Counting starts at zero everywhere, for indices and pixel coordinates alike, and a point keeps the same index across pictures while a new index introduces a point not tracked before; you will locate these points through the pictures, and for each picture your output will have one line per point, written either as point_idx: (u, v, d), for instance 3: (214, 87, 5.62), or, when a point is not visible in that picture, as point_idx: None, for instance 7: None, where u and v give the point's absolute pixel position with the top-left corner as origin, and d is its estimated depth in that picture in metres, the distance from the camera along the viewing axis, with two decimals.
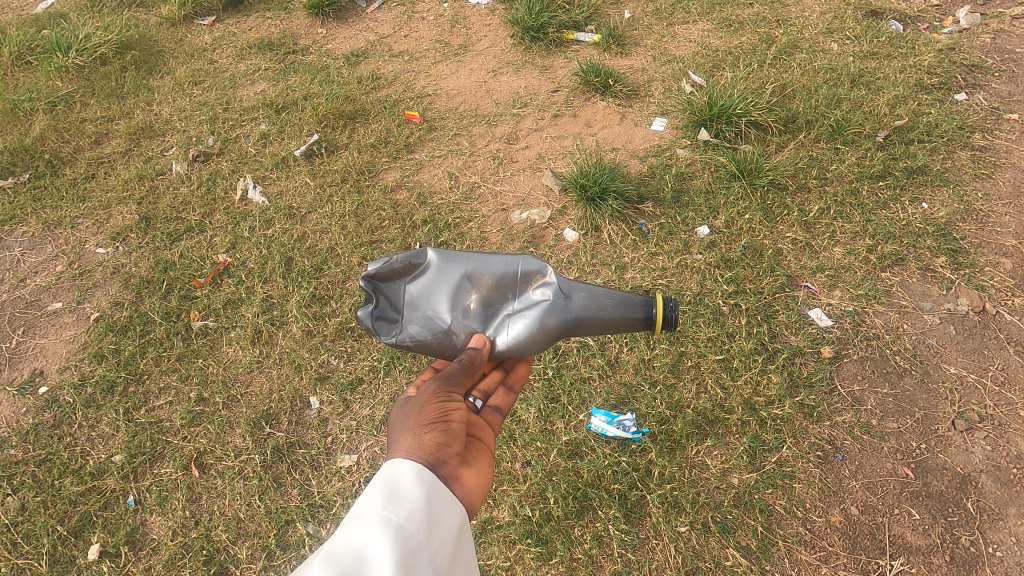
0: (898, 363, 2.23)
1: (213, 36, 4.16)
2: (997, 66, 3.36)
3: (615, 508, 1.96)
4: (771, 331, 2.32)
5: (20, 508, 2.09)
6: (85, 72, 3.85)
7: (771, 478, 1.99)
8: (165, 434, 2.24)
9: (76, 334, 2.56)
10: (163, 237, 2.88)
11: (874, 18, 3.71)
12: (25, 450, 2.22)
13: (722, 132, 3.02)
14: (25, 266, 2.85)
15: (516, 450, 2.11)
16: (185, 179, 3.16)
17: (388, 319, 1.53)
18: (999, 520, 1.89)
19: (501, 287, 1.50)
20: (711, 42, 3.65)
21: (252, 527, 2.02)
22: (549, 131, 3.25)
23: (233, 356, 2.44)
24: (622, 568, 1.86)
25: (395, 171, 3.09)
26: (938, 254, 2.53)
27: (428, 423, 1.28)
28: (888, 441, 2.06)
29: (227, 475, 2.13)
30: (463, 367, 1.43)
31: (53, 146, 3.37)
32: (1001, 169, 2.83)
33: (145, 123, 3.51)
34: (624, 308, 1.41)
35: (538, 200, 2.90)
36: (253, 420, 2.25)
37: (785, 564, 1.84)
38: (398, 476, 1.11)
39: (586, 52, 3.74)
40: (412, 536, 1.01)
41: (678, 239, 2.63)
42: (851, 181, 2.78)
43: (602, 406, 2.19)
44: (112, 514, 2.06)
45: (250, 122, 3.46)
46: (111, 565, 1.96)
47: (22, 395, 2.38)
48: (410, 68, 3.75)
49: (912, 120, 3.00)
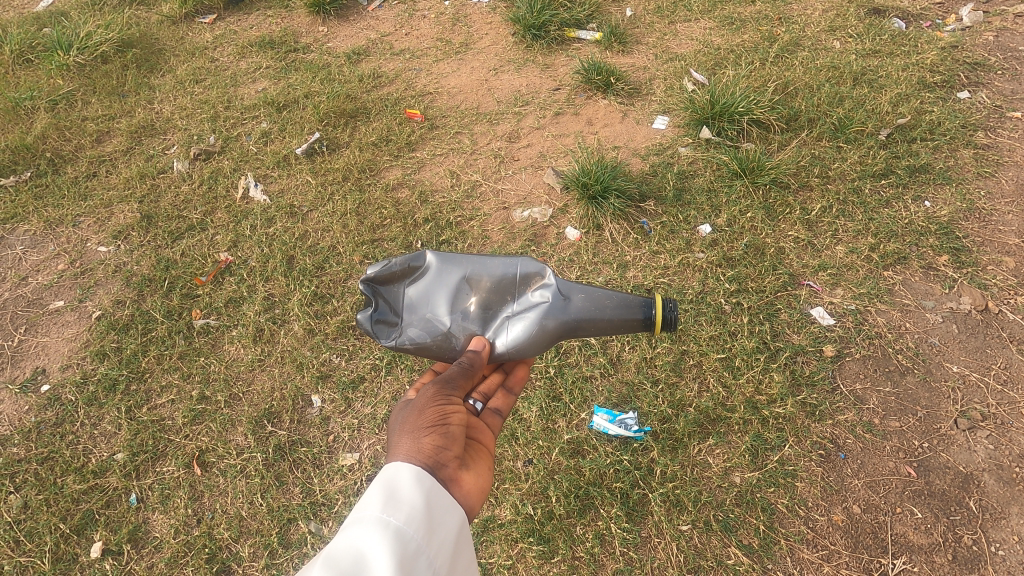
0: (900, 362, 2.23)
1: (214, 34, 4.16)
2: (1000, 64, 3.35)
3: (618, 506, 1.96)
4: (773, 330, 2.32)
5: (23, 506, 2.09)
6: (86, 70, 3.85)
7: (773, 476, 1.98)
8: (167, 432, 2.24)
9: (78, 332, 2.56)
10: (165, 236, 2.88)
11: (876, 15, 3.70)
12: (28, 448, 2.22)
13: (724, 130, 3.02)
14: (27, 264, 2.86)
15: (518, 448, 2.11)
16: (187, 177, 3.16)
17: (388, 323, 1.53)
18: (1002, 519, 1.88)
19: (500, 289, 1.50)
20: (713, 40, 3.64)
21: (254, 525, 2.02)
22: (551, 129, 3.24)
23: (235, 355, 2.44)
24: (624, 566, 1.86)
25: (396, 169, 3.09)
26: (941, 252, 2.53)
27: (427, 426, 1.28)
28: (890, 439, 2.06)
29: (229, 473, 2.13)
30: (463, 370, 1.42)
31: (55, 145, 3.37)
32: (1005, 167, 2.83)
33: (146, 122, 3.51)
34: (624, 309, 1.41)
35: (540, 198, 2.89)
36: (255, 418, 2.25)
37: (787, 563, 1.84)
38: (397, 479, 1.11)
39: (587, 50, 3.73)
40: (412, 539, 1.00)
41: (680, 238, 2.63)
42: (853, 179, 2.78)
43: (604, 405, 2.19)
44: (114, 512, 2.06)
45: (251, 120, 3.46)
46: (114, 563, 1.96)
47: (24, 393, 2.39)
48: (411, 66, 3.74)
49: (915, 119, 2.99)
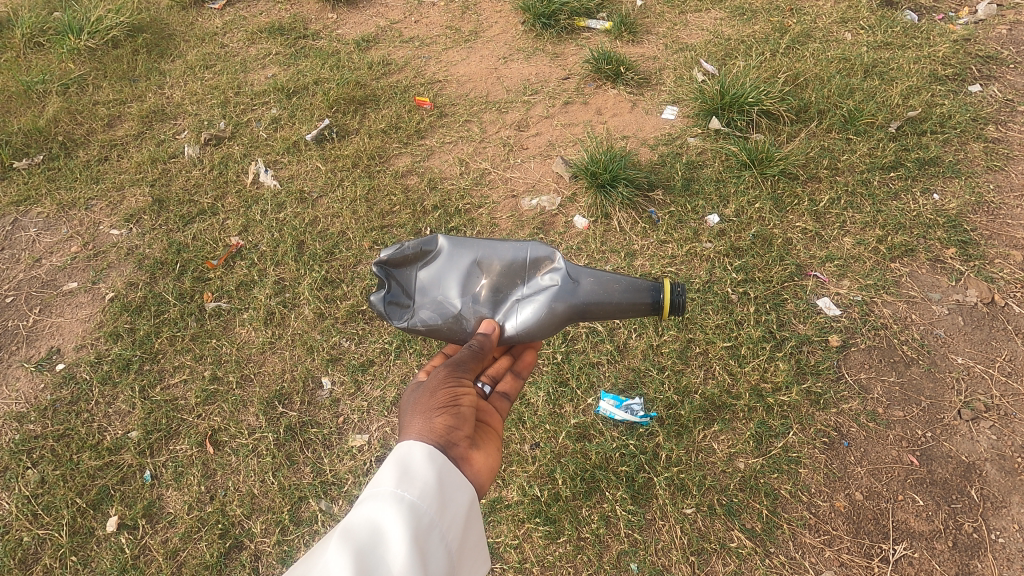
0: (905, 353, 2.24)
1: (225, 20, 4.17)
2: (1013, 57, 3.34)
3: (623, 489, 1.99)
4: (780, 320, 2.34)
5: (41, 481, 2.14)
6: (97, 54, 3.87)
7: (777, 462, 2.01)
8: (180, 412, 2.28)
9: (92, 313, 2.60)
10: (177, 220, 2.91)
11: (890, 7, 3.68)
12: (44, 426, 2.27)
13: (733, 121, 3.02)
14: (40, 246, 2.89)
15: (526, 432, 2.14)
16: (197, 162, 3.19)
17: (401, 304, 1.56)
18: (1003, 508, 1.90)
19: (511, 273, 1.51)
20: (723, 30, 3.63)
21: (266, 503, 2.06)
22: (560, 118, 3.25)
23: (246, 337, 2.47)
24: (628, 548, 1.89)
25: (406, 157, 3.11)
26: (948, 245, 2.53)
27: (439, 407, 1.31)
28: (894, 429, 2.08)
29: (241, 452, 2.17)
30: (473, 353, 1.45)
31: (66, 128, 3.40)
32: (1015, 161, 2.82)
33: (157, 106, 3.52)
34: (632, 292, 1.43)
35: (549, 186, 2.91)
36: (266, 400, 2.28)
37: (789, 548, 1.87)
38: (409, 456, 1.13)
39: (597, 40, 3.72)
40: (425, 513, 1.03)
41: (687, 228, 2.65)
42: (862, 171, 2.78)
43: (611, 390, 2.21)
44: (129, 488, 2.11)
45: (261, 106, 3.48)
46: (129, 537, 2.00)
47: (39, 372, 2.43)
48: (421, 54, 3.75)
49: (925, 112, 2.99)
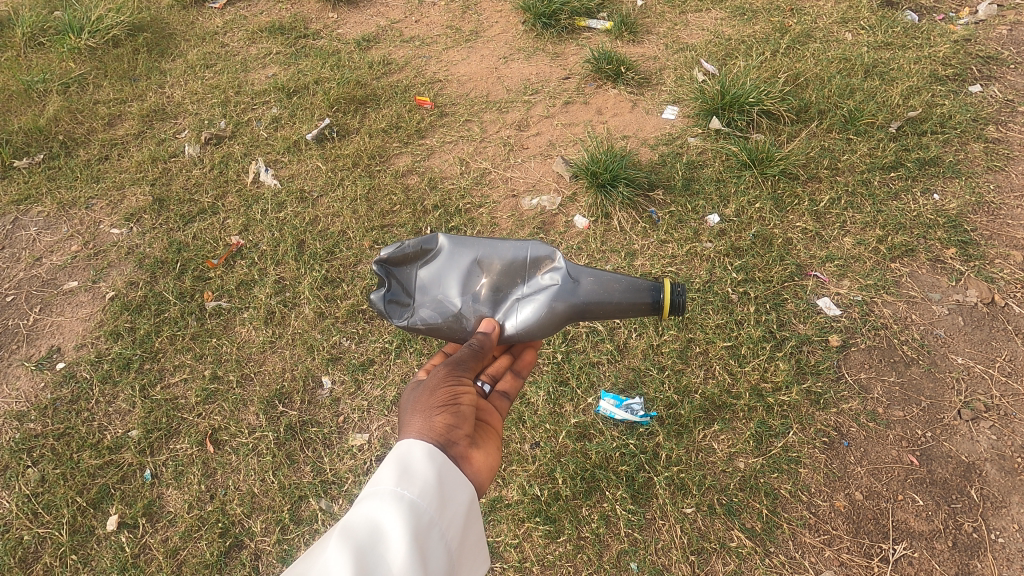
0: (905, 353, 2.24)
1: (225, 19, 4.17)
2: (1014, 57, 3.34)
3: (623, 489, 1.99)
4: (780, 320, 2.34)
5: (41, 479, 2.14)
6: (97, 53, 3.87)
7: (777, 462, 2.01)
8: (180, 411, 2.28)
9: (92, 312, 2.60)
10: (177, 219, 2.91)
11: (890, 7, 3.68)
12: (44, 425, 2.27)
13: (733, 121, 3.02)
14: (41, 245, 2.89)
15: (526, 432, 2.15)
16: (198, 161, 3.19)
17: (401, 303, 1.56)
18: (1003, 508, 1.91)
19: (511, 273, 1.51)
20: (723, 30, 3.63)
21: (266, 502, 2.06)
22: (560, 118, 3.25)
23: (247, 336, 2.47)
24: (628, 547, 1.90)
25: (406, 156, 3.11)
26: (948, 245, 2.53)
27: (438, 406, 1.31)
28: (894, 429, 2.08)
29: (241, 451, 2.17)
30: (473, 352, 1.45)
31: (67, 127, 3.40)
32: (1015, 162, 2.82)
33: (157, 106, 3.53)
34: (632, 292, 1.43)
35: (549, 186, 2.91)
36: (266, 399, 2.28)
37: (789, 547, 1.87)
38: (409, 455, 1.13)
39: (597, 40, 3.72)
40: (425, 512, 1.03)
41: (687, 228, 2.65)
42: (862, 171, 2.78)
43: (611, 390, 2.21)
44: (129, 487, 2.11)
45: (261, 105, 3.48)
46: (129, 536, 2.00)
47: (40, 370, 2.43)
48: (421, 53, 3.75)
49: (926, 112, 2.99)
